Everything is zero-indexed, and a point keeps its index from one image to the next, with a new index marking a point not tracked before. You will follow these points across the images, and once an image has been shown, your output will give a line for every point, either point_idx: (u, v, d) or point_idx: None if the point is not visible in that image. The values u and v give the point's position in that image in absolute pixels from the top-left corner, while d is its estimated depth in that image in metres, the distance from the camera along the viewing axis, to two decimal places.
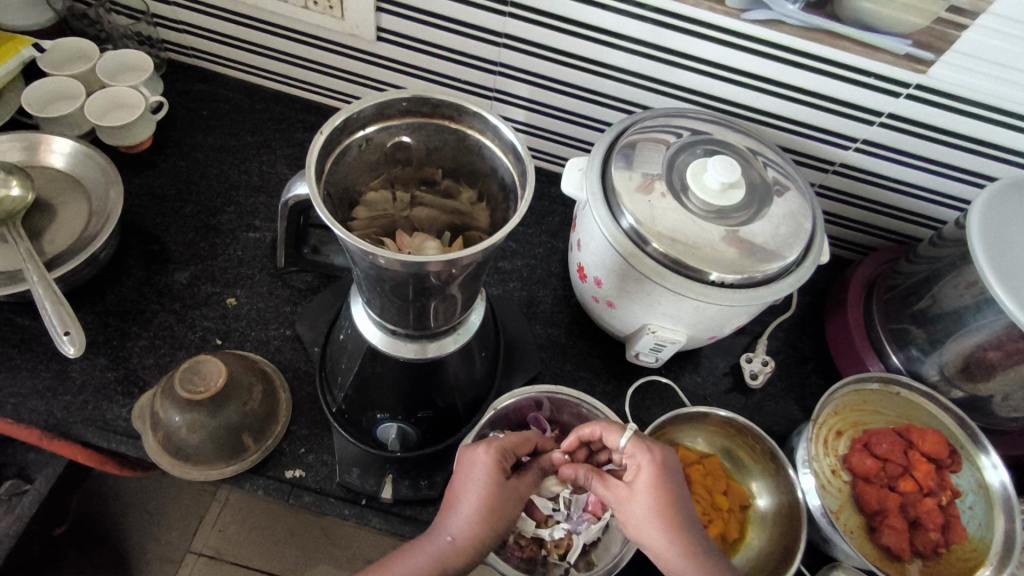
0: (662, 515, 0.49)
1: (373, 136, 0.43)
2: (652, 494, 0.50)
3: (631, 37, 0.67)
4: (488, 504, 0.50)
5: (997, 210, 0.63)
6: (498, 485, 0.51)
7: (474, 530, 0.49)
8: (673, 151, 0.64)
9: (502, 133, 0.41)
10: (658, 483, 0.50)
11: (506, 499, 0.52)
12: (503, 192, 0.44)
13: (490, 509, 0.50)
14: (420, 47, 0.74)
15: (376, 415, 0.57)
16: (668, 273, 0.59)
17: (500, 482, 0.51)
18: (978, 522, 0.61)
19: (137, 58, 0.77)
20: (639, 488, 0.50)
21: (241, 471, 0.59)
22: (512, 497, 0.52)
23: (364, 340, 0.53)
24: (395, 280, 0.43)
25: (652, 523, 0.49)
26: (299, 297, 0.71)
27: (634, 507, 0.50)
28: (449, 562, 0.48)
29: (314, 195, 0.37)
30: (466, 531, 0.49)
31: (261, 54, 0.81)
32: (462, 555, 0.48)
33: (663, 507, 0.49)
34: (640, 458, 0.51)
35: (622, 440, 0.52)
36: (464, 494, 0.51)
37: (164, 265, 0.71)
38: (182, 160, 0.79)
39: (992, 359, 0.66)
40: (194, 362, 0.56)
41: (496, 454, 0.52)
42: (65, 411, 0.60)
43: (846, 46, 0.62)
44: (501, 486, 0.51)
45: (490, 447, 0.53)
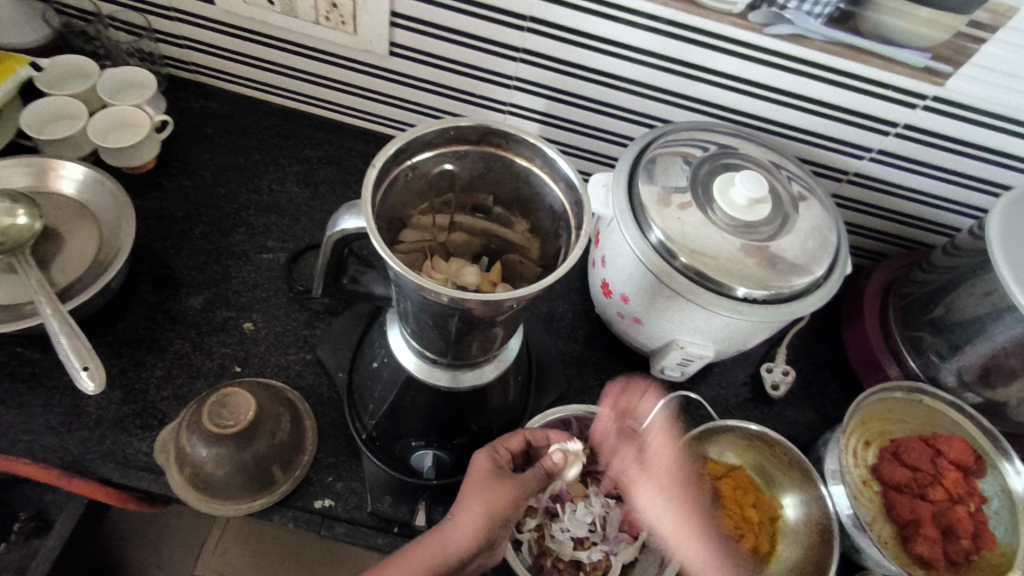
0: (678, 499, 0.59)
1: (421, 164, 0.42)
2: (668, 480, 0.60)
3: (652, 51, 0.67)
4: (486, 489, 0.50)
5: (1015, 218, 0.64)
6: (496, 481, 0.51)
7: (473, 515, 0.49)
8: (696, 165, 0.64)
9: (556, 164, 0.41)
10: (675, 448, 0.62)
11: (507, 485, 0.51)
12: (552, 220, 0.44)
13: (487, 494, 0.50)
14: (436, 63, 0.73)
15: (411, 442, 0.56)
16: (698, 289, 0.59)
17: (498, 475, 0.52)
18: (1005, 527, 0.62)
19: (140, 75, 0.74)
20: (657, 465, 0.61)
21: (270, 504, 0.57)
22: (509, 487, 0.51)
23: (401, 367, 0.52)
24: (442, 311, 0.41)
25: (665, 470, 0.61)
26: (317, 319, 0.69)
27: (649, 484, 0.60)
28: (452, 547, 0.48)
29: (371, 228, 0.36)
30: (466, 516, 0.49)
31: (268, 69, 0.78)
32: (466, 544, 0.48)
33: (674, 472, 0.61)
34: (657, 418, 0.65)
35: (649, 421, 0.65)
36: (465, 488, 0.51)
37: (176, 291, 0.68)
38: (189, 181, 0.76)
39: (1012, 365, 0.67)
40: (222, 395, 0.54)
41: (490, 452, 0.53)
42: (81, 446, 0.58)
43: (868, 59, 0.62)
44: (497, 477, 0.51)
45: (485, 448, 0.53)
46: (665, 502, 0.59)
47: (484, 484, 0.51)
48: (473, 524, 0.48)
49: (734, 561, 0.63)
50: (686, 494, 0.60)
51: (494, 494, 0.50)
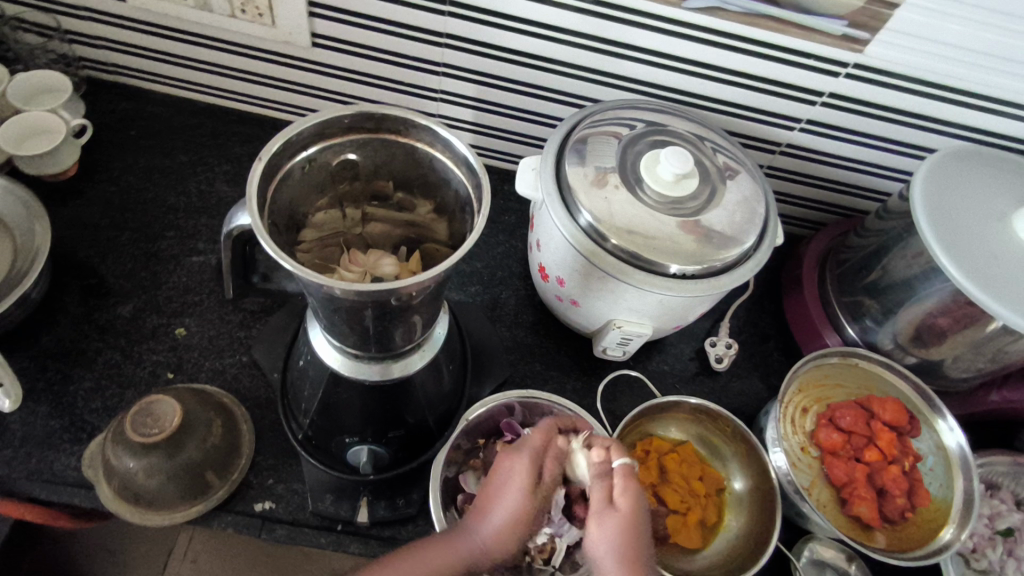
0: (627, 543, 0.45)
1: (315, 156, 0.41)
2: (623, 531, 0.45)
3: (575, 31, 0.66)
4: (523, 519, 0.46)
5: (939, 180, 0.65)
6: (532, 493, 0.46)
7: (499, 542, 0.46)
8: (624, 144, 0.64)
9: (455, 147, 0.40)
10: (634, 500, 0.46)
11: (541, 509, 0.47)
12: (458, 203, 0.43)
13: (520, 524, 0.46)
14: (360, 52, 0.72)
15: (345, 439, 0.55)
16: (629, 268, 0.59)
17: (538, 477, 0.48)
18: (939, 483, 0.64)
19: (54, 79, 0.72)
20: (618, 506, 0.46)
21: (206, 511, 0.56)
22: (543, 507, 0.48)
23: (325, 365, 0.51)
24: (352, 306, 0.40)
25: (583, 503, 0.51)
26: (252, 319, 0.68)
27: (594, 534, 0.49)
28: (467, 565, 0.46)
29: (257, 227, 0.35)
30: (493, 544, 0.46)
31: (190, 67, 0.76)
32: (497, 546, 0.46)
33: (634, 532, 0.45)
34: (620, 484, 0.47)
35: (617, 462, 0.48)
36: (496, 498, 0.47)
37: (102, 300, 0.66)
38: (113, 186, 0.74)
39: (942, 325, 0.68)
40: (146, 404, 0.53)
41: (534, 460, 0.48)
42: (6, 467, 0.56)
43: (786, 29, 0.63)
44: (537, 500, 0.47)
45: (535, 438, 0.49)
46: (605, 527, 0.45)
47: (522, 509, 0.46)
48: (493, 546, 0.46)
49: (681, 535, 0.63)
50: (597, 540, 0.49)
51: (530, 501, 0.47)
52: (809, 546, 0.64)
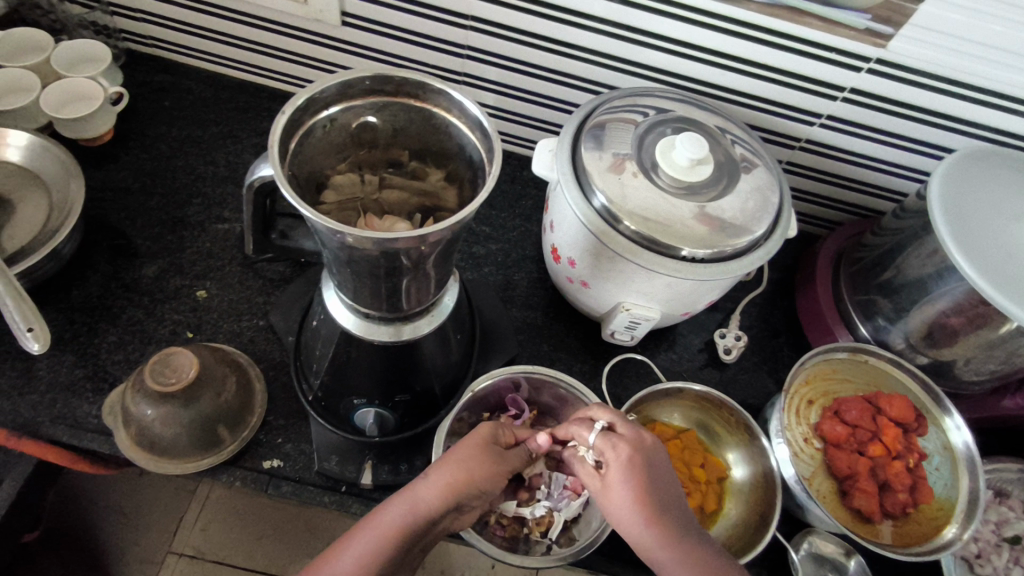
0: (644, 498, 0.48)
1: (337, 116, 0.42)
2: (627, 487, 0.48)
3: (597, 17, 0.67)
4: (474, 462, 0.51)
5: (957, 178, 0.65)
6: (482, 446, 0.53)
7: (454, 482, 0.50)
8: (640, 130, 0.65)
9: (468, 110, 0.41)
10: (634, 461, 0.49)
11: (497, 462, 0.53)
12: (471, 169, 0.44)
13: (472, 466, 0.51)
14: (388, 32, 0.74)
15: (353, 401, 0.57)
16: (639, 249, 0.60)
17: (489, 449, 0.53)
18: (944, 482, 0.63)
19: (95, 48, 0.75)
20: (613, 471, 0.49)
21: (217, 463, 0.58)
22: (500, 465, 0.53)
23: (338, 324, 0.53)
24: (365, 260, 0.42)
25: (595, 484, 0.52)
26: (271, 287, 0.70)
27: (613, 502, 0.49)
28: (424, 508, 0.49)
29: (279, 175, 0.37)
30: (446, 486, 0.50)
31: (224, 42, 0.79)
32: (436, 502, 0.49)
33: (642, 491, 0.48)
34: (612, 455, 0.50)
35: (592, 436, 0.51)
36: (455, 449, 0.52)
37: (130, 260, 0.69)
38: (146, 153, 0.77)
39: (954, 325, 0.67)
40: (165, 355, 0.55)
41: (491, 425, 0.56)
42: (32, 410, 0.59)
43: (808, 21, 0.63)
44: (487, 451, 0.53)
45: (489, 422, 0.56)
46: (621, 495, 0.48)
47: (474, 454, 0.52)
48: (449, 488, 0.50)
49: None
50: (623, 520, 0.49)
51: (477, 465, 0.51)
52: (807, 539, 0.63)
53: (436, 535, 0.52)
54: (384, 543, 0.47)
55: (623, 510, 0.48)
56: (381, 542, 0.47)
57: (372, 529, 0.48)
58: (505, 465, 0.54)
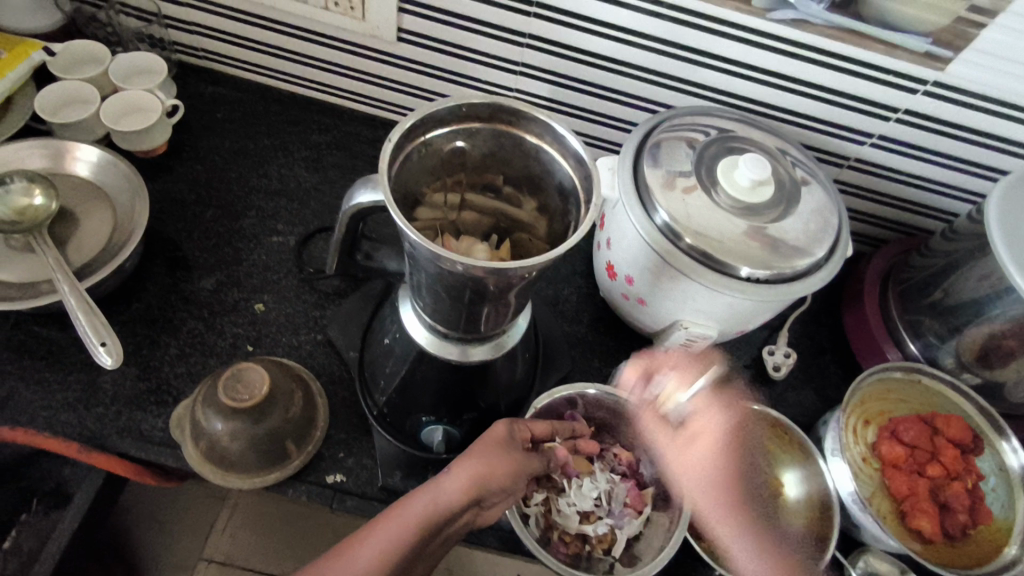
0: None
1: (432, 141, 0.43)
2: None
3: (654, 37, 0.68)
4: (493, 457, 0.51)
5: (1015, 200, 0.65)
6: (500, 446, 0.52)
7: (474, 475, 0.49)
8: (700, 149, 0.66)
9: (566, 140, 0.42)
10: None
11: (515, 459, 0.52)
12: (561, 195, 0.45)
13: (491, 462, 0.50)
14: (444, 49, 0.74)
15: (421, 417, 0.57)
16: (704, 269, 0.60)
17: (506, 447, 0.53)
18: (1001, 503, 0.63)
19: (151, 61, 0.75)
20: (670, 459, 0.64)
21: (283, 478, 0.58)
22: (517, 463, 0.53)
23: (412, 341, 0.53)
24: (456, 285, 0.42)
25: None
26: (327, 301, 0.70)
27: None
28: (447, 500, 0.47)
29: (390, 201, 0.37)
30: (467, 478, 0.48)
31: (278, 56, 0.80)
32: (459, 497, 0.48)
33: None
34: None
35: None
36: (472, 448, 0.51)
37: (188, 273, 0.70)
38: (199, 165, 0.77)
39: (1010, 346, 0.68)
40: (237, 370, 0.55)
41: (507, 423, 0.55)
42: (99, 423, 0.59)
43: (867, 43, 0.64)
44: (505, 450, 0.52)
45: (506, 422, 0.54)
46: None
47: (491, 450, 0.51)
48: (471, 481, 0.48)
49: (736, 537, 0.63)
50: None
51: (498, 461, 0.51)
52: (863, 559, 0.64)
53: (453, 534, 0.49)
54: (408, 535, 0.45)
55: (679, 472, 0.63)
56: (400, 534, 0.45)
57: (394, 522, 0.45)
58: (524, 465, 0.53)
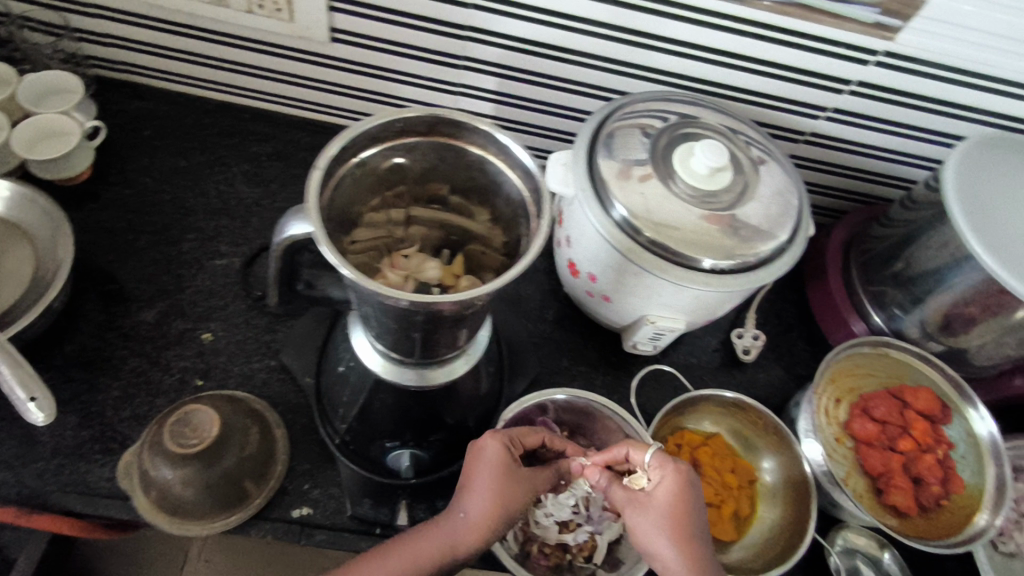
0: (679, 530, 0.48)
1: (366, 160, 0.40)
2: (669, 511, 0.49)
3: (601, 21, 0.65)
4: (505, 492, 0.49)
5: (971, 167, 0.65)
6: (509, 473, 0.50)
7: (488, 521, 0.48)
8: (655, 136, 0.63)
9: (512, 150, 0.39)
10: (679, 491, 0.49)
11: (527, 486, 0.50)
12: (511, 207, 0.42)
13: (504, 498, 0.49)
14: (382, 47, 0.70)
15: (386, 443, 0.54)
16: (667, 264, 0.58)
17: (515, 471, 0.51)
18: (971, 470, 0.64)
19: (64, 78, 0.69)
20: (657, 497, 0.50)
21: (245, 519, 0.55)
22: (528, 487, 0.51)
23: (368, 368, 0.50)
24: (407, 313, 0.39)
25: (660, 508, 0.49)
26: (278, 323, 0.67)
27: (645, 520, 0.49)
28: (462, 543, 0.47)
29: (319, 236, 0.35)
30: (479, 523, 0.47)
31: (204, 64, 0.74)
32: (476, 541, 0.47)
33: (679, 515, 0.49)
34: (661, 474, 0.50)
35: (648, 456, 0.52)
36: (478, 479, 0.49)
37: (124, 308, 0.65)
38: (129, 188, 0.72)
39: (972, 313, 0.68)
40: (184, 413, 0.52)
41: (505, 441, 0.51)
42: (39, 479, 0.55)
43: (816, 17, 0.62)
44: (515, 476, 0.50)
45: (497, 436, 0.51)
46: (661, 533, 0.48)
47: (505, 481, 0.49)
48: (485, 524, 0.47)
49: (717, 528, 0.63)
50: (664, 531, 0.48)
51: (511, 496, 0.49)
52: (841, 534, 0.65)
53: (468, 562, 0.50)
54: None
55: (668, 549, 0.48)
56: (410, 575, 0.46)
57: (401, 558, 0.46)
58: (534, 485, 0.51)
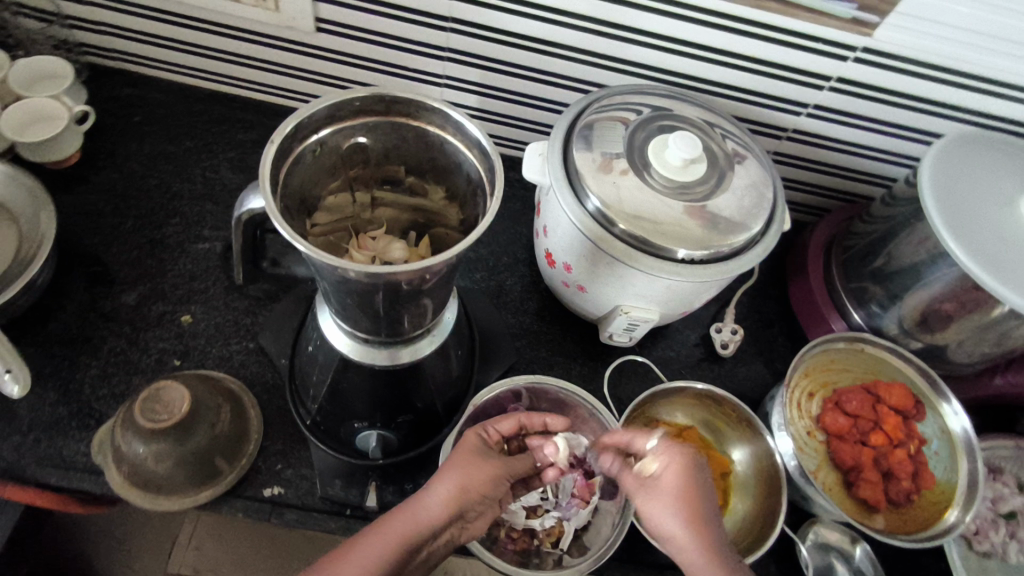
0: (685, 509, 0.47)
1: (326, 139, 0.40)
2: (675, 493, 0.48)
3: (582, 14, 0.66)
4: (473, 469, 0.50)
5: (948, 164, 0.65)
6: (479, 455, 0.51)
7: (454, 490, 0.48)
8: (631, 129, 0.64)
9: (466, 129, 0.39)
10: (682, 471, 0.48)
11: (497, 466, 0.52)
12: (471, 187, 0.43)
13: (472, 473, 0.49)
14: (366, 37, 0.71)
15: (354, 424, 0.55)
16: (638, 254, 0.59)
17: (487, 453, 0.52)
18: (943, 466, 0.64)
19: (54, 64, 0.71)
20: (664, 479, 0.49)
21: (216, 496, 0.56)
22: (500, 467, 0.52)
23: (335, 349, 0.51)
24: (363, 289, 0.40)
25: (670, 490, 0.48)
26: (258, 306, 0.68)
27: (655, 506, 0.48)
28: (430, 513, 0.47)
29: (272, 209, 0.35)
30: (446, 492, 0.47)
31: (193, 53, 0.76)
32: (443, 512, 0.47)
33: (682, 493, 0.47)
34: (666, 457, 0.49)
35: (653, 442, 0.51)
36: (449, 460, 0.51)
37: (107, 288, 0.66)
38: (117, 173, 0.74)
39: (948, 310, 0.68)
40: (155, 389, 0.53)
41: (480, 430, 0.54)
42: (15, 453, 0.56)
43: (793, 12, 0.62)
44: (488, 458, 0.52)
45: (473, 427, 0.54)
46: (669, 513, 0.47)
47: (474, 460, 0.50)
48: (451, 495, 0.48)
49: None
50: (674, 514, 0.47)
51: (478, 472, 0.50)
52: (814, 529, 0.65)
53: (440, 547, 0.49)
54: (389, 551, 0.44)
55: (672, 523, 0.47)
56: (383, 551, 0.44)
57: (373, 540, 0.45)
58: (507, 467, 0.53)
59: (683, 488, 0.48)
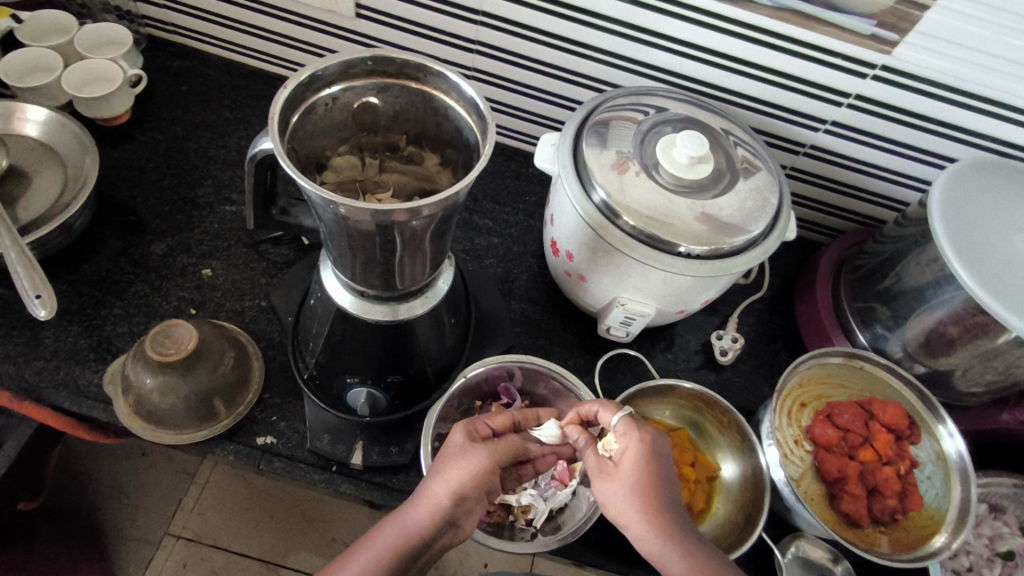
0: (644, 492, 0.48)
1: (338, 95, 0.44)
2: (634, 475, 0.48)
3: (607, 16, 0.68)
4: (463, 474, 0.49)
5: (959, 187, 0.65)
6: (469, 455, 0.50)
7: (441, 502, 0.48)
8: (643, 128, 0.65)
9: (463, 90, 0.43)
10: (645, 456, 0.49)
11: (490, 470, 0.50)
12: (468, 152, 0.46)
13: (461, 480, 0.49)
14: (403, 25, 0.75)
15: (347, 379, 0.57)
16: (637, 244, 0.60)
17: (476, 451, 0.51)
18: (935, 491, 0.63)
19: (116, 31, 0.77)
20: (624, 460, 0.50)
21: (212, 435, 0.59)
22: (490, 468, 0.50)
23: (334, 302, 0.53)
24: (360, 233, 0.43)
25: (627, 473, 0.49)
26: (274, 269, 0.71)
27: (614, 484, 0.49)
28: (418, 525, 0.47)
29: (278, 149, 0.38)
30: (432, 504, 0.48)
31: (242, 31, 0.81)
32: (432, 522, 0.47)
33: (643, 479, 0.48)
34: (628, 440, 0.50)
35: (616, 419, 0.52)
36: (438, 463, 0.50)
37: (138, 237, 0.71)
38: (161, 135, 0.79)
39: (952, 334, 0.67)
40: (165, 326, 0.56)
41: (467, 427, 0.52)
42: (37, 375, 0.61)
43: (814, 25, 0.63)
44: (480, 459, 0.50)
45: (460, 423, 0.52)
46: (623, 492, 0.48)
47: (464, 465, 0.49)
48: (438, 505, 0.48)
49: None
50: (629, 496, 0.48)
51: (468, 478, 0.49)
52: (796, 543, 0.64)
53: (437, 552, 0.50)
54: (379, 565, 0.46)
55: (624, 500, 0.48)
56: (375, 564, 0.46)
57: (365, 551, 0.47)
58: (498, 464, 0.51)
59: (643, 474, 0.48)
